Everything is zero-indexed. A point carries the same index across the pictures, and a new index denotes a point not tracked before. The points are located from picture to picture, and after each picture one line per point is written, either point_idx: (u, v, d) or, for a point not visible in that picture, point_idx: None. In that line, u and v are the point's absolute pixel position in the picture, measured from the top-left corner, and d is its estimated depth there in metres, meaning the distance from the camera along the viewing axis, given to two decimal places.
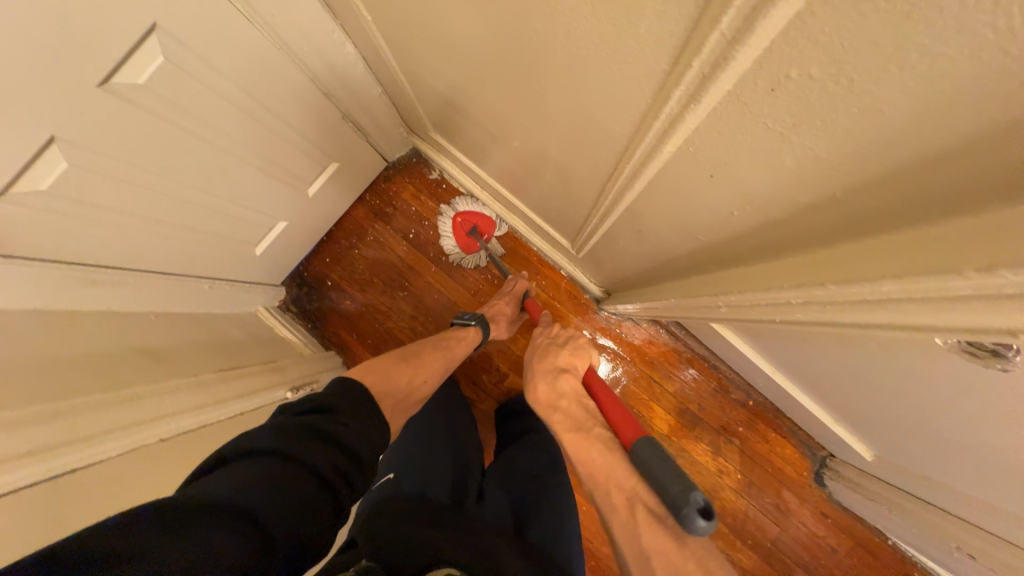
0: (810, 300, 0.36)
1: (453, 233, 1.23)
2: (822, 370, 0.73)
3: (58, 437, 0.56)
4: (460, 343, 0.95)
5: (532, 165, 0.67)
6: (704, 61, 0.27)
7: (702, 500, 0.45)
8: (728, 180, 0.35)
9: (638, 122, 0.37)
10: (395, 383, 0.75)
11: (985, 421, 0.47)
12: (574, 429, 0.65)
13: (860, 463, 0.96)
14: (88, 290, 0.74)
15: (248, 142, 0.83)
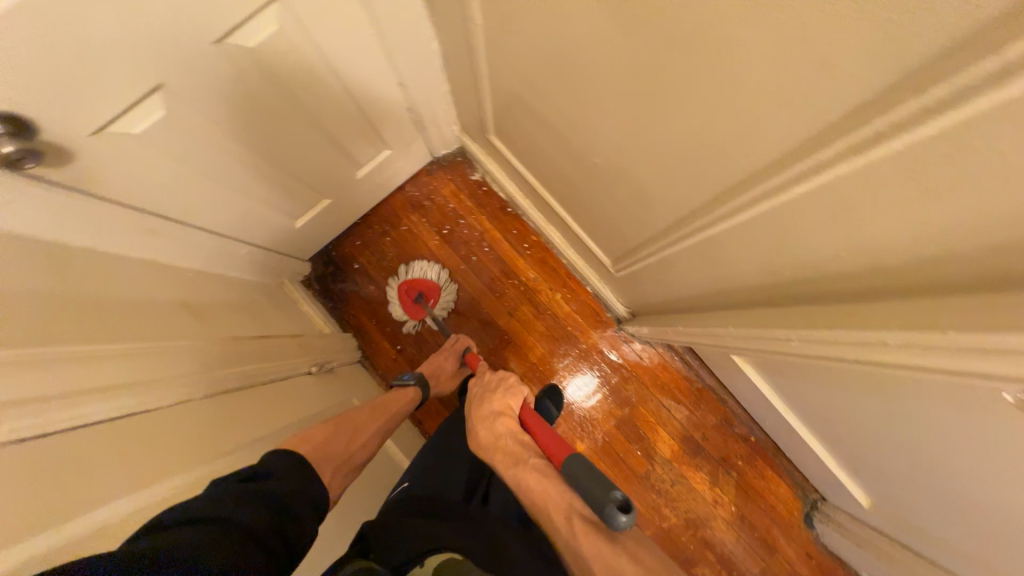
0: (909, 343, 0.38)
1: (399, 301, 1.24)
2: (843, 415, 0.78)
3: (120, 379, 0.55)
4: (397, 402, 0.93)
5: (607, 182, 0.69)
6: (869, 126, 0.30)
7: (620, 495, 0.54)
8: (846, 229, 0.38)
9: (765, 165, 0.40)
10: (331, 449, 0.71)
11: (1007, 476, 0.52)
12: (514, 463, 0.68)
13: (854, 509, 1.00)
14: (141, 238, 0.73)
15: (319, 117, 0.84)
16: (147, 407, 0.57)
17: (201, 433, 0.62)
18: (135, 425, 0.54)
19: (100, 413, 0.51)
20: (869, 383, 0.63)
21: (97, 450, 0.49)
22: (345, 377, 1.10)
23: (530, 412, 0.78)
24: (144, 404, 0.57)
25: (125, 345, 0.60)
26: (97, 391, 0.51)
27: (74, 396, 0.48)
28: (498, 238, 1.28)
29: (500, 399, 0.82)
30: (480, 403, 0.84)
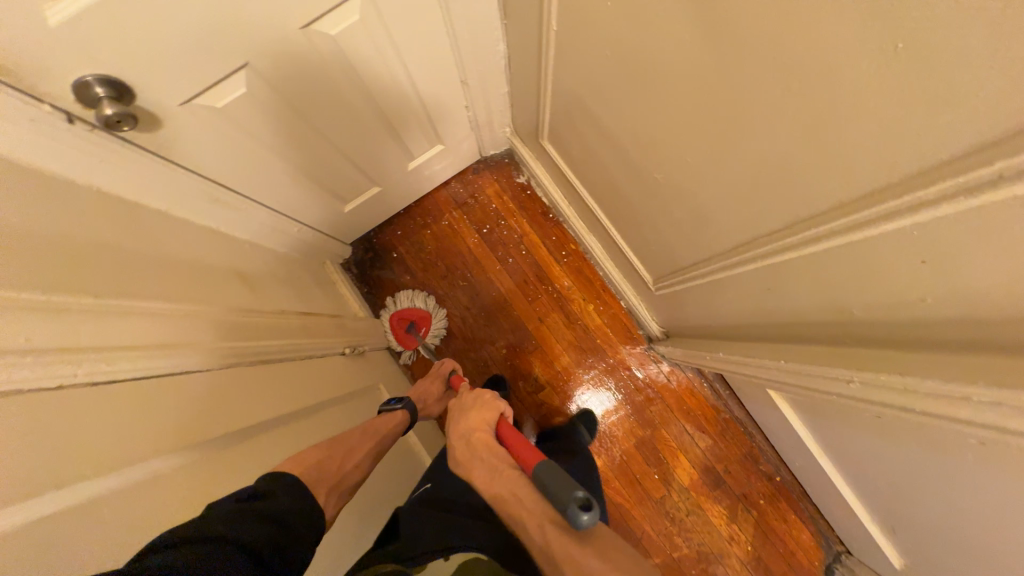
0: (1005, 403, 0.36)
1: (392, 330, 1.23)
2: (887, 467, 0.73)
3: (180, 340, 0.59)
4: (389, 421, 0.85)
5: (664, 199, 0.69)
6: (984, 165, 0.29)
7: (582, 495, 0.51)
8: (937, 272, 0.36)
9: (852, 197, 0.39)
10: (322, 472, 0.64)
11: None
12: (490, 478, 0.62)
13: (883, 568, 0.95)
14: (207, 207, 0.77)
15: (384, 109, 0.86)
16: (199, 365, 0.60)
17: (242, 400, 0.64)
18: (192, 383, 0.57)
19: (159, 367, 0.53)
20: (924, 438, 0.59)
21: (160, 400, 0.52)
22: (374, 362, 1.12)
23: (506, 423, 0.73)
24: (199, 366, 0.59)
25: (185, 309, 0.63)
26: (156, 347, 0.54)
27: (144, 350, 0.52)
28: (536, 243, 1.28)
29: (476, 411, 0.76)
30: (455, 415, 0.78)
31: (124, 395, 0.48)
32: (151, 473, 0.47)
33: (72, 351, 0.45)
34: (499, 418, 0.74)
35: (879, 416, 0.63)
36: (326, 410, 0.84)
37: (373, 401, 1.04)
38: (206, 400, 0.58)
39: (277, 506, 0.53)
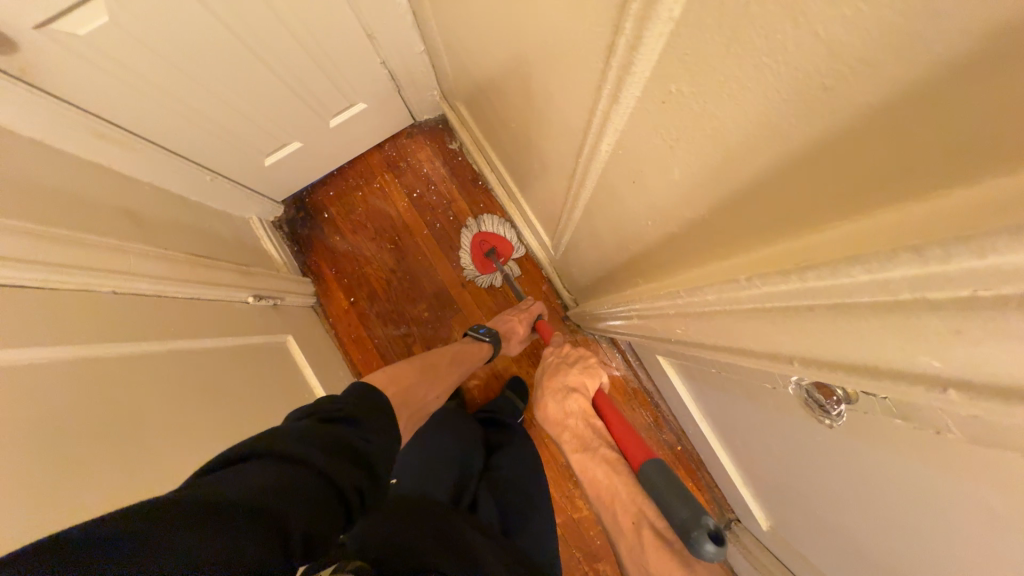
0: (679, 308, 0.44)
1: (471, 253, 1.24)
2: (739, 423, 0.76)
3: (62, 257, 0.61)
4: (474, 355, 0.98)
5: (524, 151, 0.70)
6: (632, 55, 0.31)
7: (711, 523, 0.49)
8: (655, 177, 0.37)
9: (591, 115, 0.41)
10: (414, 391, 0.75)
11: (855, 491, 0.52)
12: (581, 448, 0.73)
13: (757, 531, 0.98)
14: (95, 142, 0.78)
15: (286, 59, 0.88)
16: (75, 290, 0.63)
17: (111, 317, 0.66)
18: (65, 297, 0.60)
19: (28, 280, 0.56)
20: (743, 386, 0.62)
21: (25, 306, 0.54)
22: (289, 314, 1.14)
23: (604, 395, 0.78)
24: (77, 284, 0.63)
25: (71, 231, 0.65)
26: (33, 259, 0.57)
27: (17, 260, 0.55)
28: (464, 208, 1.29)
29: (576, 374, 0.84)
30: (556, 373, 0.88)
31: None
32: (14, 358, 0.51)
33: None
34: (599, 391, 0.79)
35: (716, 370, 0.66)
36: (238, 348, 0.89)
37: (284, 351, 1.04)
38: (78, 310, 0.61)
39: (367, 444, 0.51)
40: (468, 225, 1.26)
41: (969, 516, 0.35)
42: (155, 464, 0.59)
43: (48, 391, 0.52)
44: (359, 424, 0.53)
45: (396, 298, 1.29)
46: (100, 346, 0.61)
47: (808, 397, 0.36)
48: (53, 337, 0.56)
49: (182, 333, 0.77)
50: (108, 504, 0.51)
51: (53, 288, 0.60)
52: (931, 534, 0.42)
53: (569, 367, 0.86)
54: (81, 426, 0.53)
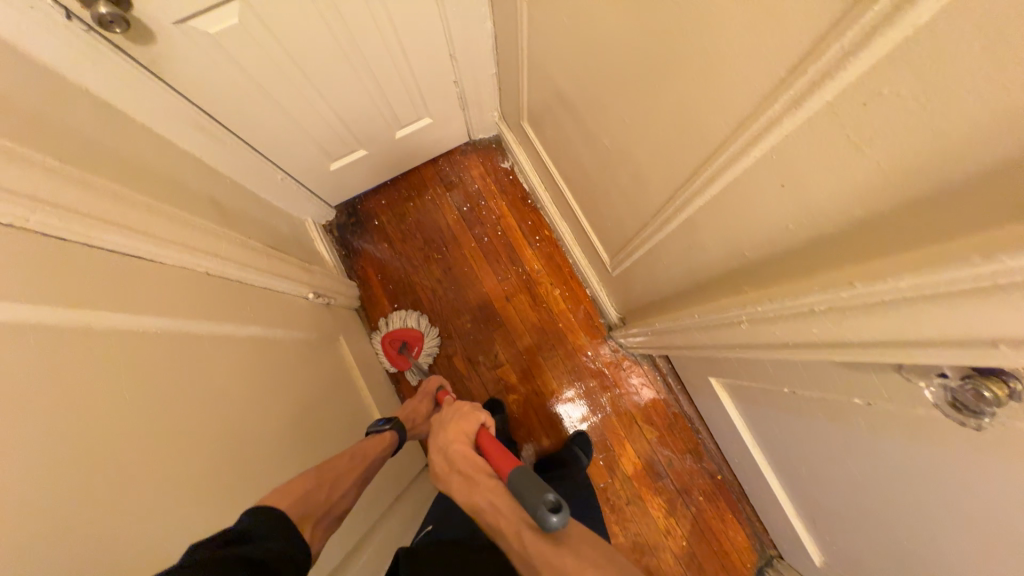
0: (793, 312, 0.43)
1: (386, 354, 1.24)
2: (805, 448, 0.76)
3: (162, 233, 0.64)
4: (376, 447, 0.84)
5: (612, 167, 0.73)
6: (794, 92, 0.33)
7: (551, 497, 0.52)
8: (793, 197, 0.39)
9: (722, 137, 0.43)
10: (312, 501, 0.63)
11: (954, 515, 0.51)
12: (467, 487, 0.67)
13: (807, 568, 0.96)
14: (194, 134, 0.82)
15: (374, 69, 0.93)
16: (177, 265, 0.66)
17: (196, 298, 0.67)
18: (158, 273, 0.62)
19: (136, 251, 0.59)
20: (825, 407, 0.62)
21: (124, 277, 0.56)
22: (339, 316, 1.15)
23: (485, 432, 0.77)
24: (171, 260, 0.65)
25: (172, 210, 0.68)
26: (137, 233, 0.59)
27: (124, 230, 0.57)
28: (512, 225, 1.33)
29: (453, 423, 0.81)
30: (434, 431, 0.83)
31: (82, 265, 0.51)
32: (117, 325, 0.52)
33: (68, 217, 0.50)
34: (480, 430, 0.77)
35: (794, 390, 0.66)
36: (299, 344, 0.90)
37: (334, 351, 1.04)
38: (169, 287, 0.63)
39: (264, 549, 0.50)
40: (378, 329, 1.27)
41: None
42: None
43: (139, 361, 0.53)
44: (249, 537, 0.50)
45: (437, 307, 1.30)
46: (186, 322, 0.63)
47: (947, 388, 0.38)
48: (150, 308, 0.58)
49: (254, 321, 0.79)
50: None
51: (152, 262, 0.62)
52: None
53: (445, 420, 0.83)
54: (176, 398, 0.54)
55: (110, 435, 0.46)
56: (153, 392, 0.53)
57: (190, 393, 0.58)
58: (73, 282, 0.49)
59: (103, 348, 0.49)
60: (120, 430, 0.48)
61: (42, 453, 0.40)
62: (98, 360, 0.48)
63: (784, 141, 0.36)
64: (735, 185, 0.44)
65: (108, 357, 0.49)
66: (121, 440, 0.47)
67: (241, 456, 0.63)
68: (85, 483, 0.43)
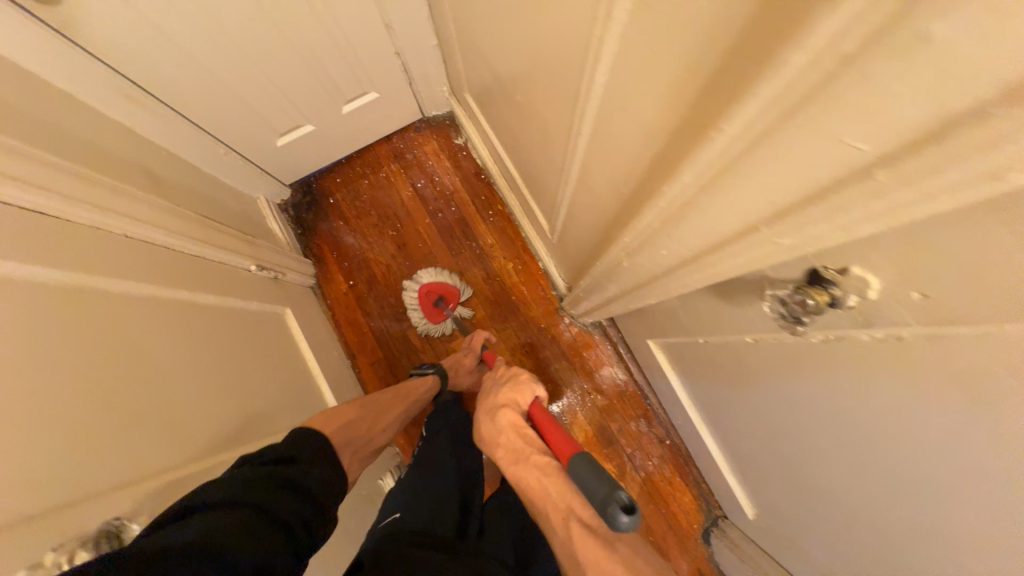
0: (639, 238, 0.44)
1: (419, 305, 1.23)
2: (724, 398, 0.78)
3: (80, 195, 0.64)
4: (422, 386, 1.01)
5: (528, 125, 0.74)
6: (606, 8, 0.34)
7: (625, 497, 0.52)
8: (630, 120, 0.40)
9: (579, 70, 0.44)
10: (354, 431, 0.77)
11: (843, 448, 0.51)
12: (516, 460, 0.71)
13: (744, 524, 0.98)
14: (120, 101, 0.82)
15: (308, 40, 0.94)
16: (96, 227, 0.66)
17: (122, 261, 0.67)
18: (79, 234, 0.62)
19: (40, 207, 0.58)
20: (726, 350, 0.64)
21: (45, 236, 0.57)
22: (290, 291, 1.16)
23: (540, 407, 0.79)
24: (91, 222, 0.65)
25: (92, 174, 0.68)
26: (53, 193, 0.60)
27: (39, 189, 0.57)
28: (466, 199, 1.34)
29: (507, 392, 0.84)
30: (487, 396, 0.87)
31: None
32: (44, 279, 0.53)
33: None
34: (532, 402, 0.80)
35: (706, 339, 0.68)
36: (243, 312, 0.92)
37: (282, 324, 1.05)
38: (94, 248, 0.63)
39: (306, 475, 0.58)
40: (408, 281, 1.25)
41: (966, 447, 0.34)
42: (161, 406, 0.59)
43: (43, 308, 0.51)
44: (294, 461, 0.59)
45: (392, 282, 1.31)
46: (95, 279, 0.60)
47: (784, 305, 0.39)
48: (50, 259, 0.55)
49: (189, 286, 0.79)
50: (116, 433, 0.52)
51: (70, 224, 0.62)
52: (924, 486, 0.41)
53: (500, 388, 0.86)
54: (101, 350, 0.55)
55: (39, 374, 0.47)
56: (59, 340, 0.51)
57: (106, 345, 0.56)
58: None
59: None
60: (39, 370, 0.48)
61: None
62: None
63: (614, 62, 0.37)
64: (599, 115, 0.45)
65: (38, 304, 0.50)
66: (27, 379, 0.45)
67: (174, 413, 0.61)
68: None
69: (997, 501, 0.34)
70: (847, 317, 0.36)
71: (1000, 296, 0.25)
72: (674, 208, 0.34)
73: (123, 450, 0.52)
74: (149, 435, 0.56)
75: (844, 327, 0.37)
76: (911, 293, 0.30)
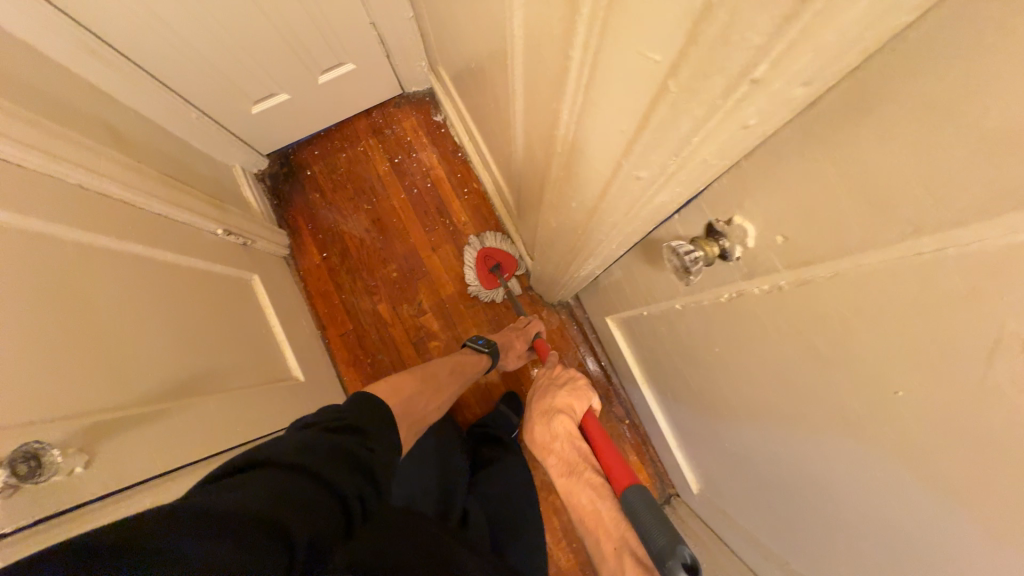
0: (554, 193, 0.45)
1: (475, 266, 1.23)
2: (668, 371, 0.80)
3: (34, 141, 0.64)
4: (472, 365, 0.98)
5: (484, 93, 0.75)
6: None
7: (688, 555, 0.47)
8: (538, 77, 0.41)
9: (503, 28, 0.45)
10: (416, 403, 0.76)
11: (753, 415, 0.53)
12: (568, 472, 0.71)
13: (692, 501, 1.01)
14: (82, 56, 0.81)
15: (281, 9, 0.94)
16: (50, 175, 0.66)
17: (77, 209, 0.68)
18: (30, 177, 0.63)
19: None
20: (663, 320, 0.66)
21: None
22: (259, 258, 1.16)
23: (594, 420, 0.72)
24: (45, 168, 0.65)
25: (48, 123, 0.69)
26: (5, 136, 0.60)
27: None
28: (442, 177, 1.35)
29: (565, 396, 0.81)
30: (544, 396, 0.85)
31: None
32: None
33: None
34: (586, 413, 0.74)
35: (648, 312, 0.70)
36: (205, 272, 0.92)
37: (249, 289, 1.06)
38: (46, 194, 0.64)
39: (371, 451, 0.53)
40: (473, 240, 1.27)
41: (846, 398, 0.36)
42: (104, 352, 0.60)
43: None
44: (367, 433, 0.54)
45: (367, 256, 1.32)
46: (49, 224, 0.61)
47: (678, 256, 0.38)
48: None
49: (149, 241, 0.80)
50: (53, 371, 0.53)
51: (22, 167, 0.62)
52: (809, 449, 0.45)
53: (558, 391, 0.83)
54: (44, 291, 0.56)
55: None
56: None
57: (51, 288, 0.57)
58: None
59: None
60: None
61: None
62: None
63: (521, 15, 0.38)
64: (523, 74, 0.46)
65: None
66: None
67: (118, 360, 0.62)
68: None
69: (860, 461, 0.38)
70: (737, 270, 0.38)
71: (831, 226, 0.27)
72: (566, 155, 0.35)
73: (58, 387, 0.53)
74: (88, 377, 0.57)
75: (739, 281, 0.40)
76: (775, 237, 0.32)
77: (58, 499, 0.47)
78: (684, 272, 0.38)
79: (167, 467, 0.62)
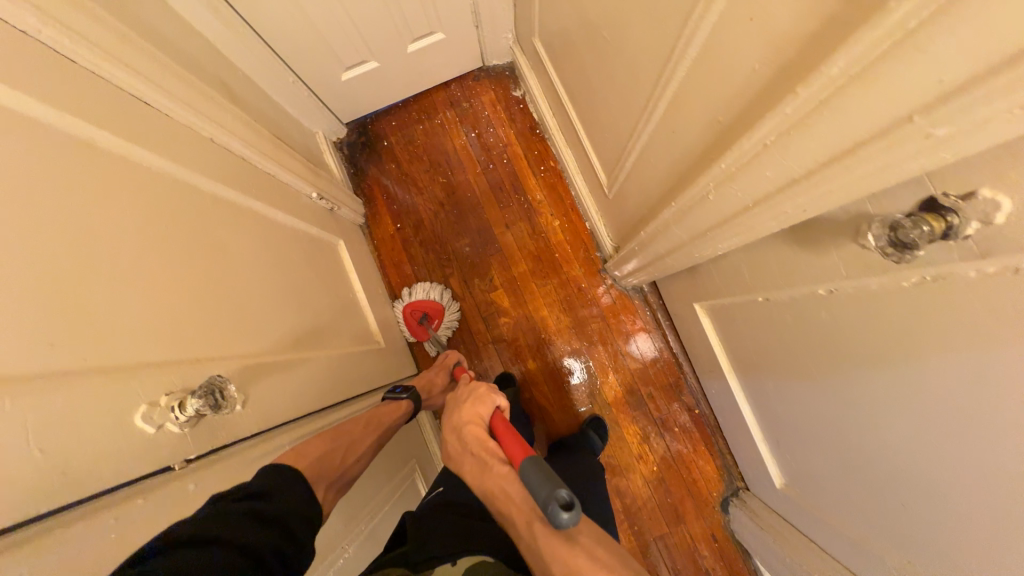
0: (739, 160, 0.43)
1: (406, 324, 1.25)
2: (768, 358, 0.78)
3: (176, 92, 0.66)
4: (391, 415, 0.79)
5: (611, 61, 0.72)
6: None
7: (564, 493, 0.45)
8: (754, 33, 0.38)
9: None
10: (327, 461, 0.59)
11: (868, 406, 0.58)
12: (479, 474, 0.59)
13: (770, 497, 1.00)
14: (206, 13, 0.82)
15: None
16: (188, 126, 0.68)
17: (211, 162, 0.70)
18: (175, 127, 0.65)
19: (145, 97, 0.60)
20: (789, 305, 0.64)
21: (147, 124, 0.59)
22: (341, 224, 1.18)
23: (501, 416, 0.66)
24: (185, 119, 0.67)
25: (186, 75, 0.71)
26: (155, 85, 0.62)
27: (145, 79, 0.60)
28: (520, 153, 1.33)
29: (468, 407, 0.70)
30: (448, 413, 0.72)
31: (111, 100, 0.54)
32: (150, 163, 0.56)
33: (81, 42, 0.51)
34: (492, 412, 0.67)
35: (766, 297, 0.68)
36: (304, 233, 0.94)
37: (334, 253, 1.08)
38: (186, 143, 0.66)
39: (286, 507, 0.47)
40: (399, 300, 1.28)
41: None
42: (241, 300, 0.63)
43: (149, 192, 0.54)
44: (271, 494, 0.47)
45: (440, 230, 1.33)
46: (192, 173, 0.64)
47: (892, 231, 0.36)
48: (155, 146, 0.59)
49: (263, 198, 0.82)
50: (207, 313, 0.55)
51: (167, 116, 0.64)
52: (951, 428, 0.47)
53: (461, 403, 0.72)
54: (192, 236, 0.58)
55: (149, 243, 0.50)
56: (165, 225, 0.54)
57: (201, 236, 0.60)
58: (88, 102, 0.50)
59: (105, 162, 0.49)
60: (153, 240, 0.51)
61: (58, 231, 0.41)
62: (106, 173, 0.48)
63: None
64: (713, 34, 0.43)
65: (141, 181, 0.53)
66: (134, 243, 0.48)
67: (249, 309, 0.64)
68: (84, 270, 0.42)
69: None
70: (959, 248, 0.36)
71: None
72: (798, 115, 0.34)
73: (214, 329, 0.55)
74: (233, 321, 0.59)
75: (951, 261, 0.38)
76: None
77: (222, 433, 0.50)
78: (895, 255, 0.38)
79: (292, 415, 0.64)
